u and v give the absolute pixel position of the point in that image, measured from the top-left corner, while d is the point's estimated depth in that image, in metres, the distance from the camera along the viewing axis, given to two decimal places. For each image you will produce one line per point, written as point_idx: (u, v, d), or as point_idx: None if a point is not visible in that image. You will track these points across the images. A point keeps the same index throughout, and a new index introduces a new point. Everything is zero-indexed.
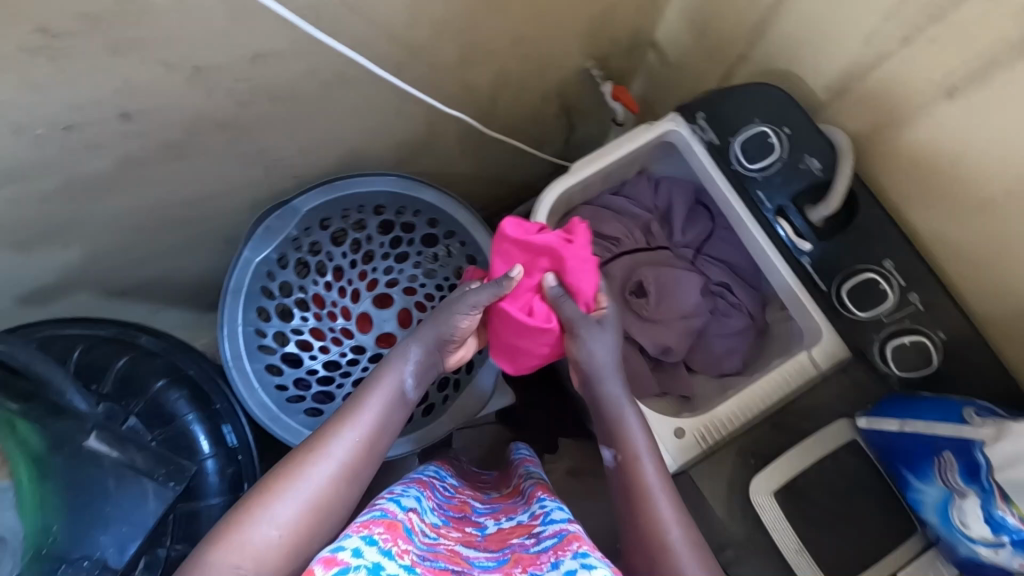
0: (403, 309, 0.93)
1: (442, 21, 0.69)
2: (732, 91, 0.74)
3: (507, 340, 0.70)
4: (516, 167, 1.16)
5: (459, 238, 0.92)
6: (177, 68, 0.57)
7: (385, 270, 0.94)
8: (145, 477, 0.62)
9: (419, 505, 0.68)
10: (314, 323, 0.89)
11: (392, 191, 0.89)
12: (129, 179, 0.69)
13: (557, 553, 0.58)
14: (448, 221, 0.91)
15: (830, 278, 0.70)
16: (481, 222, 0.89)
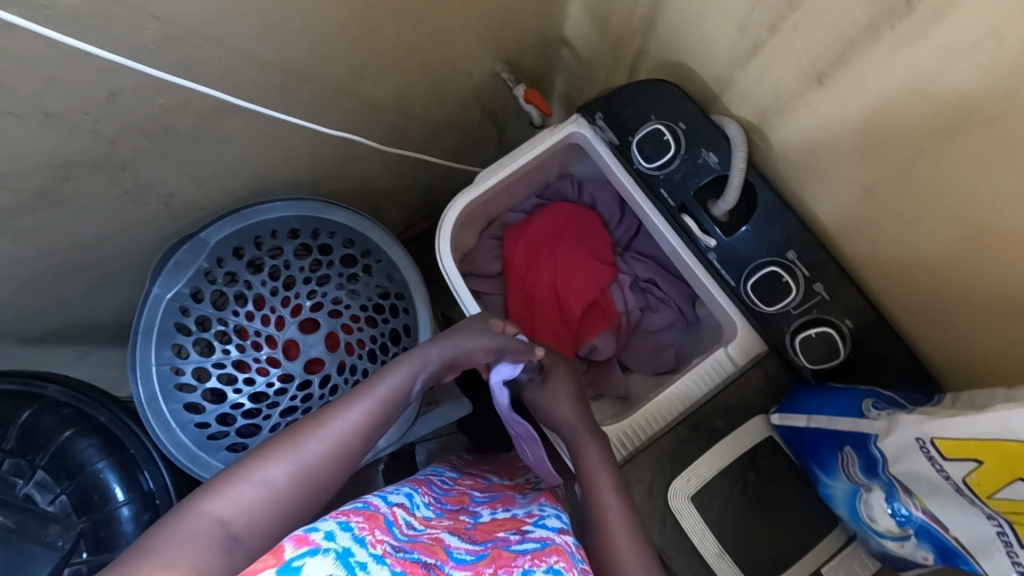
0: (329, 333, 0.89)
1: (318, 42, 0.67)
2: (626, 88, 0.72)
3: (534, 232, 0.93)
4: (444, 175, 1.14)
5: (380, 257, 0.90)
6: (25, 116, 0.55)
7: (307, 295, 0.90)
8: (32, 542, 0.66)
9: (409, 501, 0.65)
10: (236, 356, 0.86)
11: (304, 215, 0.86)
12: (5, 230, 0.66)
13: (533, 561, 0.55)
14: (364, 239, 0.89)
15: (738, 274, 0.69)
16: (397, 239, 0.86)
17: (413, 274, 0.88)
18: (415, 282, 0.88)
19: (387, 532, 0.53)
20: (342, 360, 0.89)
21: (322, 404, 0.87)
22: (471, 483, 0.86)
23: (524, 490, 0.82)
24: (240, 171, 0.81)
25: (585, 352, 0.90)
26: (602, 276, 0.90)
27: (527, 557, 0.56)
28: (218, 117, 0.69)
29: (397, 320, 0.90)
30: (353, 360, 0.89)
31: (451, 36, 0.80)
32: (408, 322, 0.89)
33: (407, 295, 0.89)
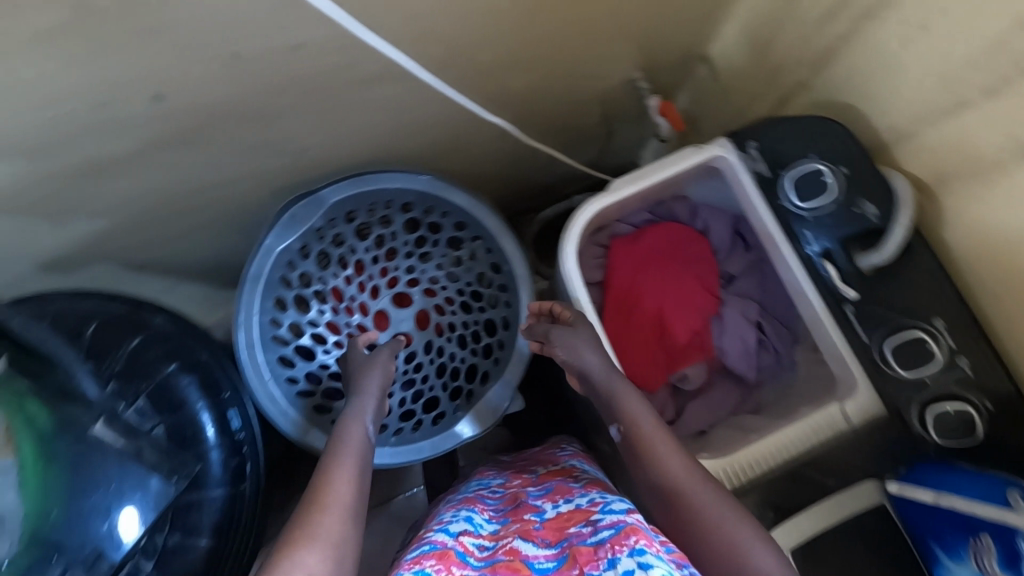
0: (421, 311, 0.90)
1: (493, 22, 0.66)
2: (788, 121, 0.70)
3: (641, 246, 0.92)
4: (540, 172, 1.12)
5: (488, 245, 0.89)
6: (214, 53, 0.54)
7: (405, 269, 0.90)
8: (151, 470, 0.59)
9: (471, 523, 0.68)
10: (330, 319, 0.86)
11: (424, 191, 0.85)
12: (152, 160, 0.66)
13: (614, 548, 0.55)
14: (477, 226, 0.88)
15: (873, 331, 0.66)
16: (512, 232, 0.86)
17: (522, 270, 0.87)
18: (521, 278, 0.87)
19: (464, 566, 0.59)
20: (429, 340, 0.89)
21: (405, 380, 0.87)
22: (519, 482, 0.82)
23: (578, 480, 0.77)
24: (374, 136, 0.81)
25: (675, 378, 0.89)
26: (705, 306, 0.90)
27: (609, 546, 0.55)
28: (377, 83, 0.68)
29: (493, 312, 0.88)
30: (439, 343, 0.89)
31: (601, 38, 0.79)
32: (506, 315, 0.88)
33: (509, 289, 0.88)
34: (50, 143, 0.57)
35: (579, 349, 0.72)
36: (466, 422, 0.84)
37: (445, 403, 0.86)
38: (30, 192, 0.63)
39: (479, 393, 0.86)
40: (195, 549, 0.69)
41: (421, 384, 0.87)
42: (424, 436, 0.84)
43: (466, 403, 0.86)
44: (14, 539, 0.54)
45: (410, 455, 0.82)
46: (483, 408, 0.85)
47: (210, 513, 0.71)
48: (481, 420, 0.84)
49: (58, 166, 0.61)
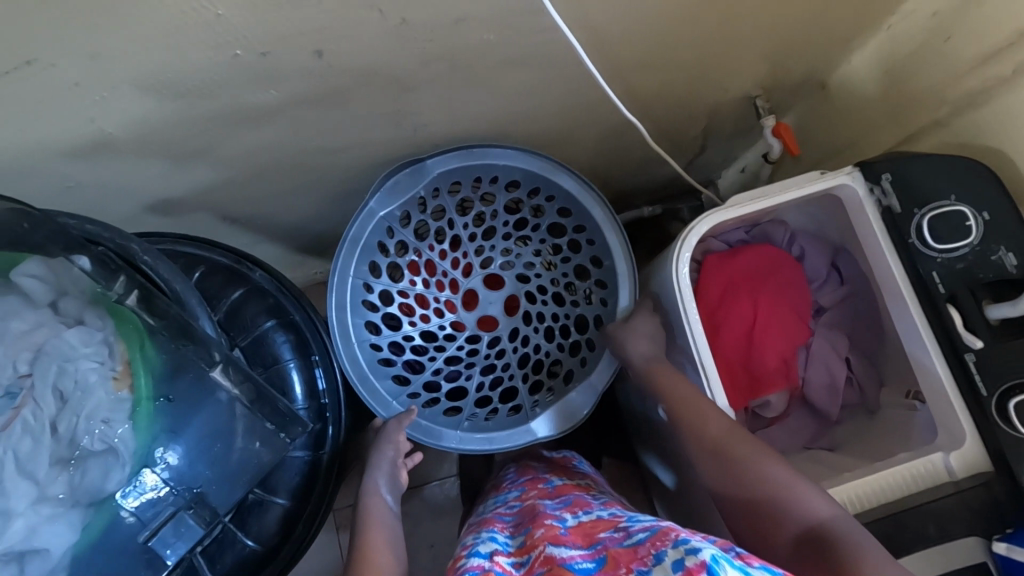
0: (511, 295, 0.91)
1: (649, 19, 0.66)
2: (929, 158, 0.68)
3: (738, 265, 0.90)
4: (625, 180, 1.11)
5: (591, 236, 0.85)
6: (386, 17, 0.54)
7: (500, 253, 0.90)
8: (253, 415, 0.61)
9: (498, 544, 0.65)
10: (422, 293, 0.87)
11: (532, 171, 0.82)
12: (288, 116, 0.66)
13: (656, 545, 0.50)
14: (583, 215, 0.84)
15: (995, 385, 0.64)
16: (621, 223, 0.82)
17: (625, 265, 0.83)
18: (622, 275, 0.84)
19: None
20: (516, 327, 0.89)
21: (486, 364, 0.87)
22: (536, 490, 0.80)
23: (598, 496, 0.75)
24: (494, 120, 0.80)
25: (755, 404, 0.87)
26: (796, 336, 0.88)
27: (649, 543, 0.51)
28: (520, 65, 0.68)
29: (585, 309, 0.87)
30: (524, 331, 0.89)
31: (733, 50, 0.78)
32: (600, 312, 0.86)
33: (607, 286, 0.86)
34: (205, 84, 0.57)
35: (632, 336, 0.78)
36: (546, 421, 0.81)
37: (525, 396, 0.84)
38: (166, 132, 0.63)
39: (562, 391, 0.84)
40: (274, 508, 0.70)
41: (504, 370, 0.87)
42: (498, 427, 0.81)
43: (545, 399, 0.85)
44: (125, 471, 0.55)
45: (485, 446, 0.79)
46: (565, 408, 0.82)
47: (290, 472, 0.70)
48: (558, 422, 0.81)
49: (201, 110, 0.61)
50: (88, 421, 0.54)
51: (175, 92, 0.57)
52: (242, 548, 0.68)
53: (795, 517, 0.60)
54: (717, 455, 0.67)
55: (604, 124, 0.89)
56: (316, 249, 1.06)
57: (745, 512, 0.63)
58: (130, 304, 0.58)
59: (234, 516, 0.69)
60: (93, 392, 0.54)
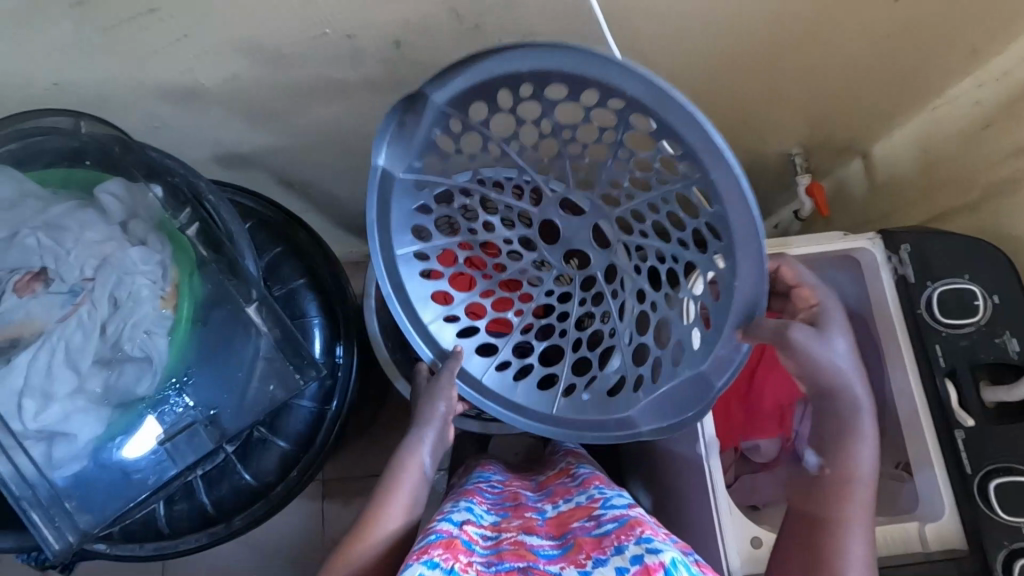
0: (601, 223, 0.58)
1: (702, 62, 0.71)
2: (947, 235, 0.71)
3: None
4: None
5: (693, 167, 0.46)
6: (462, 21, 0.60)
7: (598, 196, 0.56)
8: (275, 352, 0.67)
9: (472, 513, 0.67)
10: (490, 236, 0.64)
11: (575, 74, 0.46)
12: (356, 98, 0.73)
13: (620, 537, 0.55)
14: (678, 147, 0.46)
15: (979, 463, 0.66)
16: (729, 155, 0.43)
17: (751, 233, 0.45)
18: (746, 249, 0.46)
19: (471, 554, 0.57)
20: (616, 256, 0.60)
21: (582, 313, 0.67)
22: (520, 484, 0.85)
23: (578, 477, 0.78)
24: None
25: (746, 447, 0.88)
26: None
27: (614, 535, 0.56)
28: None
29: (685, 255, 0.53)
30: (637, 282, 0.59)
31: (781, 105, 0.82)
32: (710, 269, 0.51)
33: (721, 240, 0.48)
34: (295, 56, 0.64)
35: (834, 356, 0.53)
36: (650, 413, 0.59)
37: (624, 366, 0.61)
38: (248, 93, 0.70)
39: (664, 371, 0.57)
40: (274, 449, 0.75)
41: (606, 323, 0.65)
42: (596, 411, 0.62)
43: (648, 377, 0.59)
44: (154, 380, 0.61)
45: (578, 430, 0.63)
46: (657, 404, 0.58)
47: (297, 420, 0.75)
48: (662, 415, 0.58)
49: (284, 78, 0.68)
50: (134, 328, 0.60)
51: (266, 59, 0.65)
52: (238, 480, 0.74)
53: None
54: (819, 523, 0.56)
55: None
56: (356, 230, 1.13)
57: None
58: (190, 234, 0.66)
59: (238, 450, 0.74)
60: (142, 304, 0.60)
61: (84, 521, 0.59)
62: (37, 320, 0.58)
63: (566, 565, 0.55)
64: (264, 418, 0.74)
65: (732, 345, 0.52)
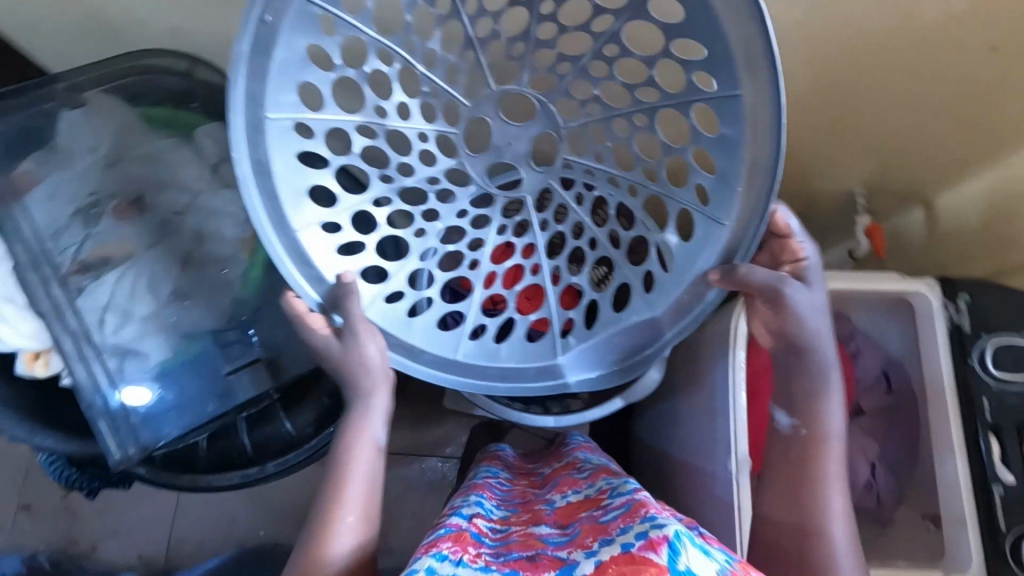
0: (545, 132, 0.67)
1: None
2: (1007, 290, 0.72)
3: None
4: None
5: (722, 80, 0.51)
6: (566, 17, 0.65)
7: (551, 100, 0.65)
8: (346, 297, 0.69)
9: (481, 509, 0.72)
10: (394, 126, 0.64)
11: None
12: None
13: (627, 519, 0.53)
14: (716, 51, 0.50)
15: (1015, 521, 0.66)
16: (775, 71, 0.48)
17: (768, 154, 0.51)
18: (759, 176, 0.52)
19: (479, 545, 0.60)
20: (548, 185, 0.70)
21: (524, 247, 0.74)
22: (526, 481, 0.88)
23: (583, 470, 0.79)
24: None
25: None
26: None
27: (620, 519, 0.55)
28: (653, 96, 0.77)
29: (676, 201, 0.59)
30: (578, 218, 0.71)
31: (845, 135, 0.85)
32: (686, 204, 0.59)
33: (717, 166, 0.55)
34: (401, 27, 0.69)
35: (814, 307, 0.60)
36: (579, 367, 0.65)
37: (553, 312, 0.67)
38: None
39: (602, 318, 0.66)
40: (315, 405, 0.78)
41: (534, 264, 0.72)
42: (511, 358, 0.66)
43: (581, 323, 0.67)
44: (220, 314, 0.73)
45: (492, 379, 0.65)
46: (605, 346, 0.64)
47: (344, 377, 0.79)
48: (603, 354, 0.65)
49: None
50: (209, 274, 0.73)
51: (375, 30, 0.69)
52: (279, 427, 0.77)
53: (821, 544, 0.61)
54: (805, 483, 0.63)
55: None
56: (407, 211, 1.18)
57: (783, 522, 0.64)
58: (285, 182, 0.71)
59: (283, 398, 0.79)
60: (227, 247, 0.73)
61: (150, 437, 0.66)
62: (126, 246, 0.71)
63: (573, 548, 0.55)
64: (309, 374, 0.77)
65: (703, 287, 0.58)
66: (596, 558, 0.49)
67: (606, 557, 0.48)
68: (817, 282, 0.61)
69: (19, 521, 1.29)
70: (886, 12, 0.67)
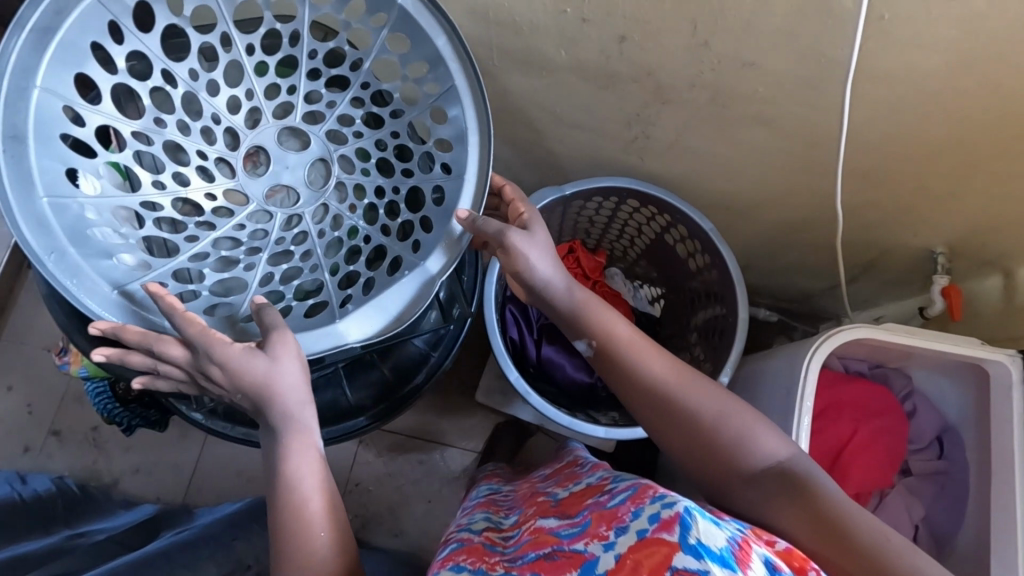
0: (320, 164, 0.64)
1: (889, 133, 0.74)
2: None
3: (847, 391, 0.92)
4: (763, 270, 1.19)
5: (436, 82, 0.58)
6: (694, 35, 0.66)
7: (324, 133, 0.63)
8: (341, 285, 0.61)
9: (488, 521, 0.73)
10: (174, 138, 0.59)
11: (407, 13, 0.55)
12: (558, 79, 0.78)
13: (636, 502, 0.50)
14: (439, 67, 0.58)
15: None
16: (470, 55, 0.56)
17: (484, 129, 0.58)
18: (479, 144, 0.58)
19: (493, 554, 0.60)
20: (325, 205, 0.63)
21: (307, 246, 0.62)
22: (529, 482, 0.88)
23: (585, 463, 0.76)
24: (699, 161, 0.89)
25: None
26: (880, 479, 0.88)
27: (628, 502, 0.51)
28: (758, 122, 0.77)
29: (428, 183, 0.61)
30: (353, 223, 0.63)
31: (938, 195, 0.84)
32: (440, 184, 0.61)
33: (452, 150, 0.60)
34: (525, 25, 0.70)
35: (535, 226, 0.67)
36: (357, 320, 0.56)
37: (330, 290, 0.60)
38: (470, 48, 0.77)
39: (378, 285, 0.59)
40: (378, 374, 0.79)
41: (305, 264, 0.62)
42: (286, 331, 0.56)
43: (359, 296, 0.60)
44: None
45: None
46: (397, 298, 0.57)
47: (408, 355, 0.79)
48: (368, 321, 0.56)
49: (507, 43, 0.74)
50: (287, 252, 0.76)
51: (503, 21, 0.71)
52: (340, 394, 0.78)
53: (741, 447, 0.57)
54: (667, 407, 0.59)
55: (785, 211, 0.96)
56: None
57: (695, 464, 0.58)
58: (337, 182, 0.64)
59: (347, 365, 0.79)
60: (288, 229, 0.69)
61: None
62: None
63: (589, 540, 0.50)
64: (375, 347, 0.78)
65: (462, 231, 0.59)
66: (615, 551, 0.47)
67: (623, 549, 0.46)
68: (535, 224, 0.67)
69: (48, 444, 1.31)
70: None
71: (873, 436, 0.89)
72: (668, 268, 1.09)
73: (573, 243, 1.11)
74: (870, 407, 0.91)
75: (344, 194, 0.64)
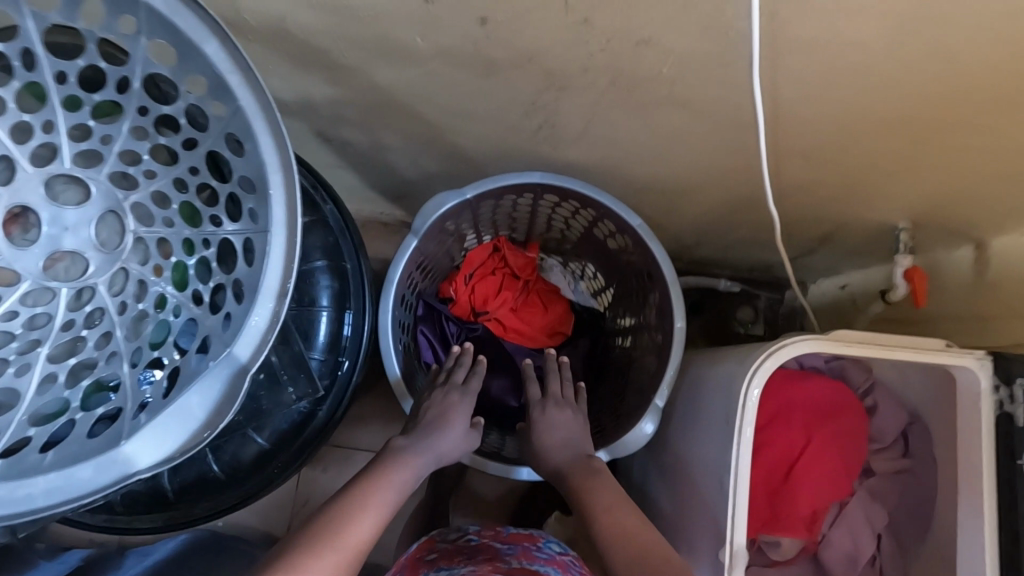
0: (114, 214, 0.50)
1: (827, 108, 0.61)
2: None
3: (802, 397, 0.81)
4: (716, 246, 1.07)
5: (220, 103, 0.47)
6: (569, 12, 0.51)
7: (107, 177, 0.49)
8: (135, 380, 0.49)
9: None
10: None
11: (161, 19, 0.43)
12: (427, 70, 0.64)
13: None
14: (216, 84, 0.46)
15: None
16: (252, 67, 0.44)
17: (286, 165, 0.47)
18: (284, 181, 0.48)
19: None
20: (123, 269, 0.50)
21: (104, 332, 0.50)
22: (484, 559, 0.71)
23: None
24: (618, 149, 0.76)
25: (764, 541, 0.79)
26: (836, 491, 0.80)
27: None
28: (673, 105, 0.63)
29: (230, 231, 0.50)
30: (160, 290, 0.51)
31: (894, 169, 0.71)
32: (246, 234, 0.50)
33: (254, 191, 0.49)
34: (364, 11, 0.55)
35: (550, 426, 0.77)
36: (150, 437, 0.44)
37: (127, 392, 0.48)
38: (309, 39, 0.61)
39: (182, 380, 0.48)
40: (251, 444, 0.69)
41: (101, 353, 0.50)
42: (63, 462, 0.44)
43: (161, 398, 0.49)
44: None
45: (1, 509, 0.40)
46: (201, 400, 0.46)
47: (280, 413, 0.69)
48: (166, 435, 0.45)
49: (349, 31, 0.59)
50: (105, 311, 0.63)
51: (334, 6, 0.55)
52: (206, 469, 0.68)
53: None
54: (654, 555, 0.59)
55: (726, 192, 0.83)
56: (388, 192, 1.06)
57: None
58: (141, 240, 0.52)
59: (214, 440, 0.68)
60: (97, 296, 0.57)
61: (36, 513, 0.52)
62: None
63: None
64: (240, 416, 0.67)
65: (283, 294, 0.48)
66: None
67: None
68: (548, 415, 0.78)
69: None
70: (990, 52, 0.50)
71: (827, 442, 0.80)
72: (602, 261, 0.98)
73: (498, 240, 0.99)
74: (825, 410, 0.81)
75: (146, 253, 0.51)
